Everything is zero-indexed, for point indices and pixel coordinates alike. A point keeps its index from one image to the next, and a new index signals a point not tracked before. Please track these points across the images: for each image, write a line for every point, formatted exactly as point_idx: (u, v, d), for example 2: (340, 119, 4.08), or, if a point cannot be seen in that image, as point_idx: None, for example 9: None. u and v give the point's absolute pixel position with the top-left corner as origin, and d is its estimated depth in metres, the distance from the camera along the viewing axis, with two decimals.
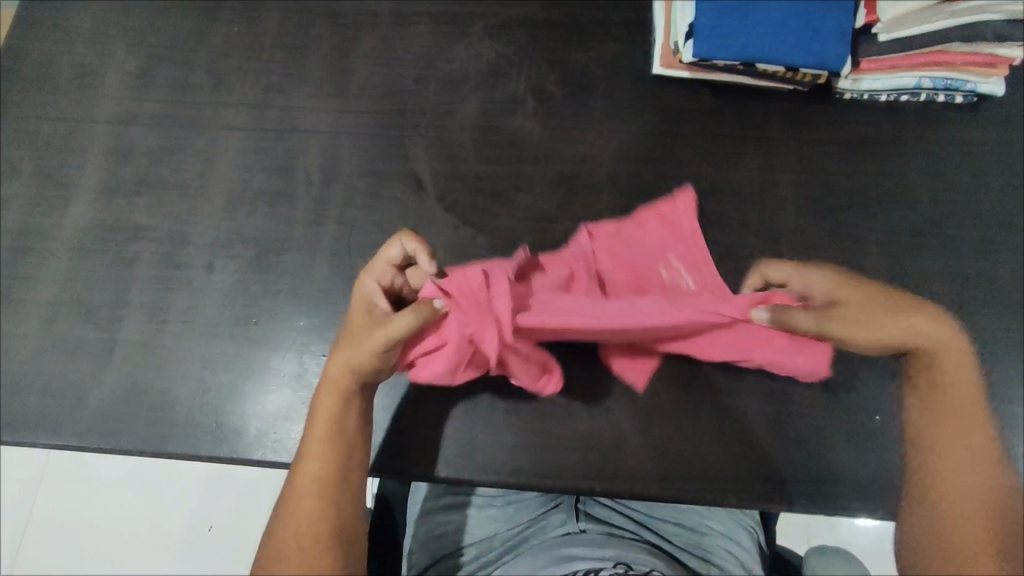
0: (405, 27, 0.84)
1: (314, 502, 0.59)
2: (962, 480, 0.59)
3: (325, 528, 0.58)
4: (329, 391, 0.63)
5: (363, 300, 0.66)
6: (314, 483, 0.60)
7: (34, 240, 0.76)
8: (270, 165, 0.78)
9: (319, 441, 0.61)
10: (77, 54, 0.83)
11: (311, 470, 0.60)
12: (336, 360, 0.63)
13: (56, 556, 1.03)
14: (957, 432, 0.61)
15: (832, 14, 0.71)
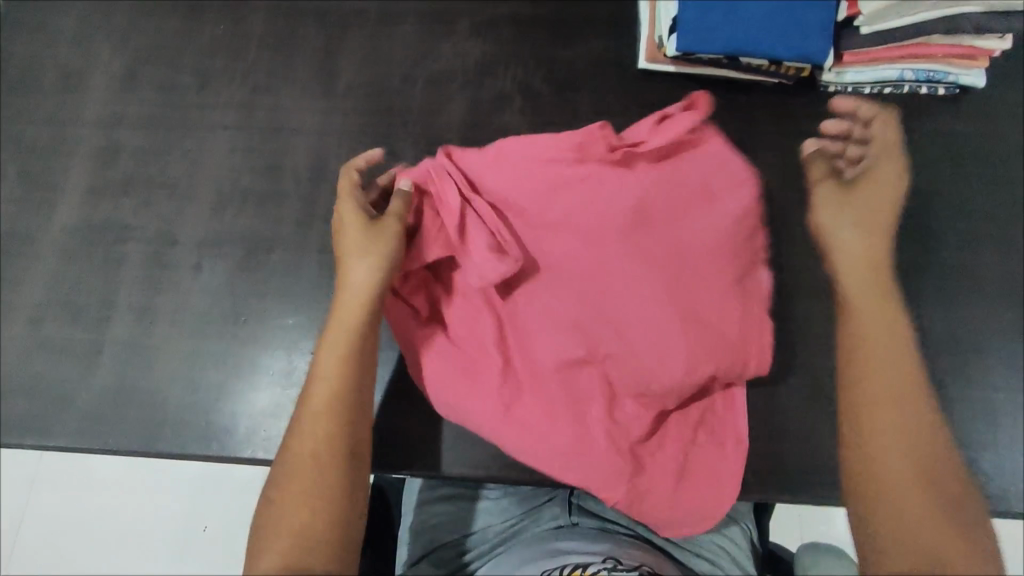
0: (391, 26, 0.84)
1: (331, 417, 0.57)
2: (891, 451, 0.54)
3: (340, 445, 0.56)
4: (349, 309, 0.62)
5: (358, 215, 0.64)
6: (330, 399, 0.58)
7: (19, 242, 0.76)
8: (258, 165, 0.78)
9: (335, 348, 0.60)
10: (61, 55, 0.83)
11: (326, 382, 0.59)
12: (350, 272, 0.63)
13: (49, 561, 1.03)
14: (887, 382, 0.57)
15: (815, 7, 0.72)
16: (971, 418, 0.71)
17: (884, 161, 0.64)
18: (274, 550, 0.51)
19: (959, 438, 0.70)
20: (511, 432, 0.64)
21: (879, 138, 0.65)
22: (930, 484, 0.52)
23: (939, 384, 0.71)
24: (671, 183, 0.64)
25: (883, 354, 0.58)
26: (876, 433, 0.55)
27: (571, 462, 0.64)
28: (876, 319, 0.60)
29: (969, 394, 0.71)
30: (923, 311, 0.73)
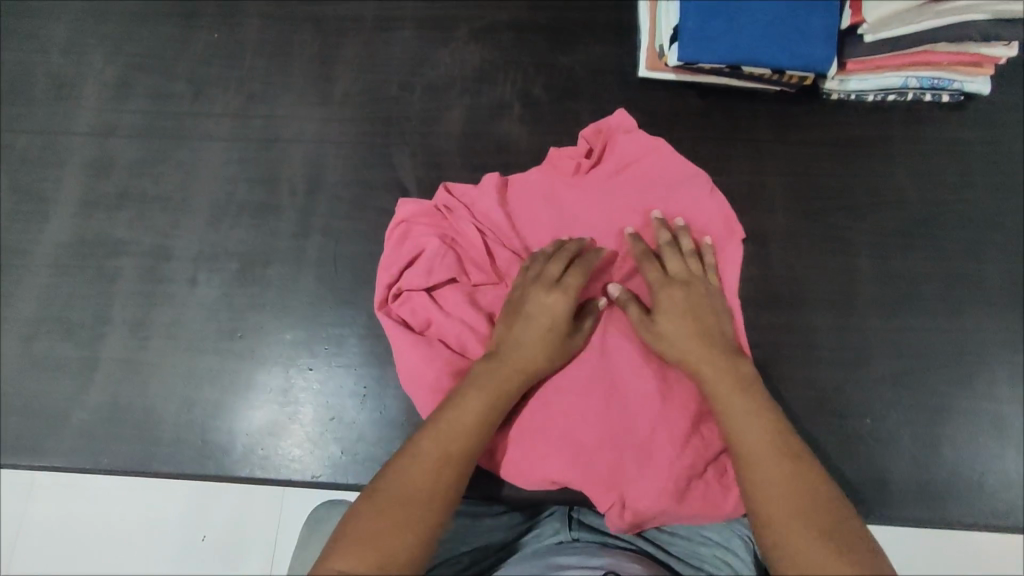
0: (388, 32, 0.82)
1: (448, 459, 0.54)
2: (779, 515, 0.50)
3: (444, 496, 0.53)
4: (505, 380, 0.60)
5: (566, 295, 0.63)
6: (452, 448, 0.55)
7: (12, 256, 0.75)
8: (254, 177, 0.77)
9: (478, 398, 0.58)
10: (52, 64, 0.81)
11: (456, 424, 0.56)
12: (539, 341, 0.62)
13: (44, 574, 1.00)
14: (744, 438, 0.55)
15: (817, 15, 0.71)
16: (978, 431, 0.70)
17: (669, 288, 0.63)
18: (344, 560, 0.48)
19: (966, 451, 0.69)
20: (519, 444, 0.66)
21: (655, 276, 0.65)
22: (821, 526, 0.49)
23: (945, 395, 0.71)
24: (652, 196, 0.71)
25: (745, 421, 0.56)
26: (761, 504, 0.52)
27: (580, 476, 0.65)
28: (720, 394, 0.58)
29: (976, 406, 0.70)
30: (928, 322, 0.73)
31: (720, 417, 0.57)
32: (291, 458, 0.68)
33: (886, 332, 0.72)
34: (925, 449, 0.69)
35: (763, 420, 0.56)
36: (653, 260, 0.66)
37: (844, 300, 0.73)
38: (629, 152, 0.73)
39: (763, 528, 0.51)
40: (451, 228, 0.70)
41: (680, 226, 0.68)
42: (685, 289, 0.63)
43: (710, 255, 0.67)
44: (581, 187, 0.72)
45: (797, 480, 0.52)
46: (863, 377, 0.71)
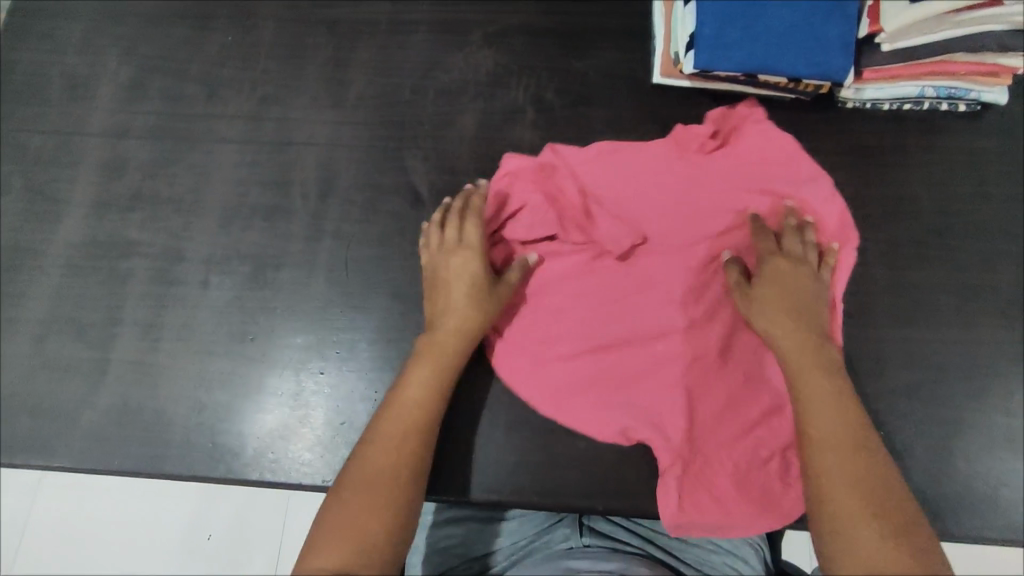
0: (402, 35, 0.82)
1: (404, 439, 0.60)
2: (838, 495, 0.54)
3: (407, 472, 0.59)
4: (445, 347, 0.65)
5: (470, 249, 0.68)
6: (406, 428, 0.61)
7: (24, 257, 0.75)
8: (267, 179, 0.77)
9: (420, 369, 0.64)
10: (67, 65, 0.82)
11: (406, 406, 0.62)
12: (456, 303, 0.66)
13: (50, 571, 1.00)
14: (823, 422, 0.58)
15: (834, 23, 0.70)
16: (993, 444, 0.69)
17: (779, 264, 0.66)
18: (326, 555, 0.53)
19: (981, 464, 0.69)
20: (592, 399, 0.67)
21: (767, 249, 0.67)
22: (882, 515, 0.53)
23: (960, 408, 0.70)
24: (749, 180, 0.72)
25: (824, 407, 0.59)
26: (828, 481, 0.55)
27: (650, 438, 0.66)
28: (809, 378, 0.61)
29: (990, 419, 0.70)
30: (943, 333, 0.72)
31: (800, 400, 0.60)
32: (302, 462, 0.67)
33: (900, 343, 0.72)
34: (939, 462, 0.68)
35: (842, 409, 0.59)
36: (770, 235, 0.68)
37: (858, 310, 0.73)
38: (748, 137, 0.73)
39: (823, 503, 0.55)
40: (555, 188, 0.73)
41: (807, 220, 0.69)
42: (794, 266, 0.66)
43: (833, 257, 0.68)
44: (688, 161, 0.73)
45: (864, 468, 0.55)
46: (877, 389, 0.70)
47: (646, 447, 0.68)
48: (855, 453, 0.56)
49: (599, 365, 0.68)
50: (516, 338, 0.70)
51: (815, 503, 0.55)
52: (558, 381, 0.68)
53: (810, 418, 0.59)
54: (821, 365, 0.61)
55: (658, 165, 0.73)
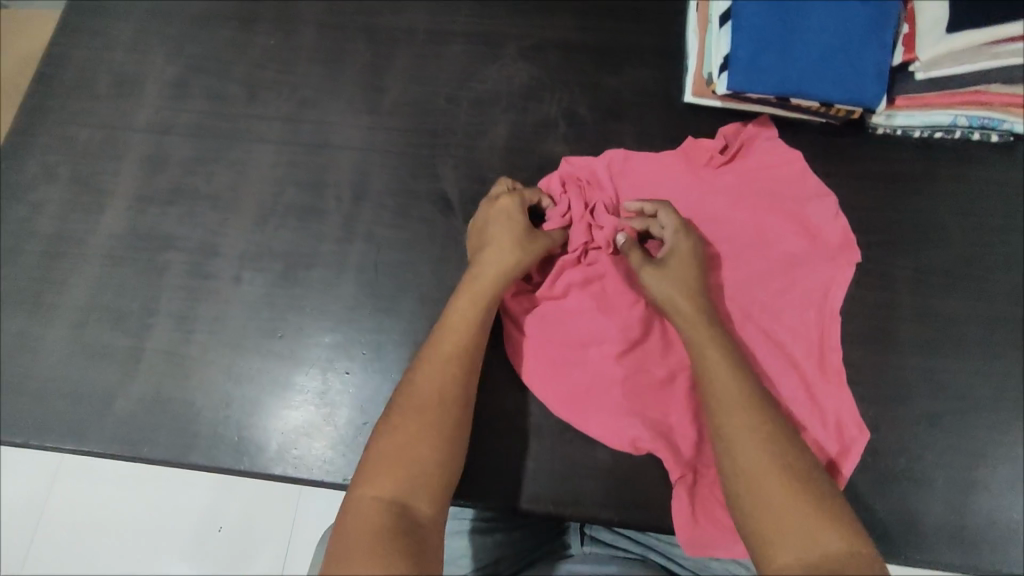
0: (439, 46, 0.84)
1: (448, 374, 0.61)
2: (746, 452, 0.55)
3: (453, 406, 0.59)
4: (483, 288, 0.66)
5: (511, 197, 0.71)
6: (451, 360, 0.62)
7: (66, 245, 0.77)
8: (302, 180, 0.79)
9: (465, 314, 0.65)
10: (116, 62, 0.85)
11: (451, 345, 0.63)
12: (498, 249, 0.68)
13: (66, 553, 1.02)
14: (727, 389, 0.59)
15: (870, 51, 0.71)
16: (1015, 478, 0.69)
17: (681, 243, 0.68)
18: (375, 487, 0.53)
19: (1002, 498, 0.68)
20: (605, 404, 0.68)
21: (670, 221, 0.69)
22: (792, 473, 0.53)
23: (982, 440, 0.70)
24: (758, 192, 0.75)
25: (723, 373, 0.60)
26: (743, 451, 0.55)
27: (662, 445, 0.66)
28: (709, 350, 0.62)
29: (1013, 452, 0.69)
30: (968, 363, 0.72)
31: (701, 373, 0.61)
32: (324, 458, 0.69)
33: (923, 371, 0.71)
34: (960, 493, 0.68)
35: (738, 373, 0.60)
36: (671, 215, 0.70)
37: (883, 335, 0.73)
38: (752, 157, 0.76)
39: (732, 463, 0.55)
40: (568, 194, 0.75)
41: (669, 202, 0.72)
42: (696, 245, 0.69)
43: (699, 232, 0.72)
44: (702, 173, 0.75)
45: (773, 434, 0.56)
46: (900, 417, 0.70)
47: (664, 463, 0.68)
48: (755, 411, 0.57)
49: (610, 366, 0.69)
50: (533, 344, 0.71)
51: (727, 463, 0.56)
52: (573, 385, 0.69)
53: (714, 391, 0.60)
54: (717, 338, 0.63)
55: (670, 179, 0.76)
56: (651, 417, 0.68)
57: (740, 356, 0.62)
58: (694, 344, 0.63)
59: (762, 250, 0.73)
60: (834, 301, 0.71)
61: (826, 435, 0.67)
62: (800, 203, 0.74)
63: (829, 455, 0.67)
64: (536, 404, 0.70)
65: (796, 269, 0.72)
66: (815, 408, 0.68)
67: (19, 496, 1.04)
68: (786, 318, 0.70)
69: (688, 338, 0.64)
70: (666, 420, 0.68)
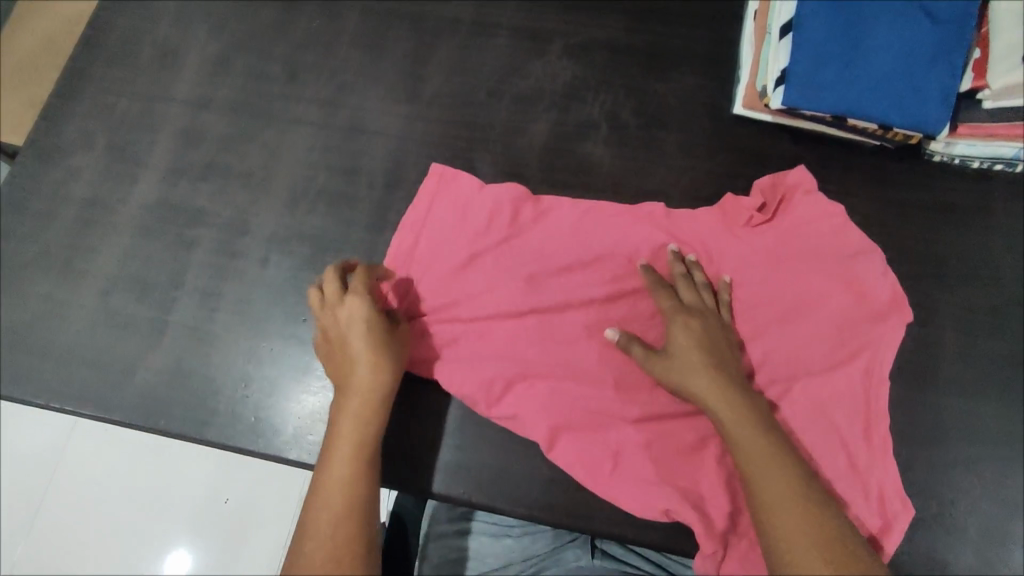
0: (483, 38, 0.82)
1: (337, 521, 0.56)
2: (798, 549, 0.53)
3: (354, 550, 0.55)
4: (360, 408, 0.61)
5: (363, 300, 0.64)
6: (334, 504, 0.57)
7: (99, 213, 0.77)
8: (335, 165, 0.78)
9: (344, 449, 0.59)
10: (160, 32, 0.84)
11: (332, 492, 0.57)
12: (358, 374, 0.62)
13: (77, 511, 1.03)
14: (764, 469, 0.57)
15: (937, 73, 0.67)
16: None
17: (685, 318, 0.65)
18: None
19: None
20: (633, 472, 0.65)
21: (669, 304, 0.66)
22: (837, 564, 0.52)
23: (1020, 489, 0.67)
24: (796, 253, 0.71)
25: (755, 452, 0.57)
26: (783, 536, 0.54)
27: (690, 510, 0.63)
28: (743, 428, 0.59)
29: None
30: (1010, 407, 0.69)
31: (734, 450, 0.59)
32: None
33: (963, 412, 0.69)
34: (993, 543, 0.65)
35: (775, 454, 0.57)
36: (665, 287, 0.68)
37: (923, 373, 0.70)
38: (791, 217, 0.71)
39: (777, 550, 0.54)
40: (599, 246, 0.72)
41: (693, 260, 0.70)
42: (705, 324, 0.65)
43: (726, 293, 0.69)
44: (738, 232, 0.71)
45: (816, 517, 0.54)
46: (933, 458, 0.67)
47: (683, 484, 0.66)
48: (797, 492, 0.55)
49: (633, 430, 0.66)
50: (552, 394, 0.67)
51: (773, 558, 0.54)
52: (599, 450, 0.66)
53: (751, 471, 0.57)
54: (750, 416, 0.59)
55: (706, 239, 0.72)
56: (678, 479, 0.65)
57: (778, 433, 0.59)
58: (722, 421, 0.60)
59: (803, 317, 0.69)
60: (880, 365, 0.67)
61: (869, 510, 0.64)
62: (846, 256, 0.70)
63: (872, 527, 0.64)
64: None
65: (840, 339, 0.68)
66: (855, 485, 0.64)
67: (34, 451, 1.06)
68: (827, 387, 0.67)
69: (717, 413, 0.60)
70: (692, 441, 0.66)
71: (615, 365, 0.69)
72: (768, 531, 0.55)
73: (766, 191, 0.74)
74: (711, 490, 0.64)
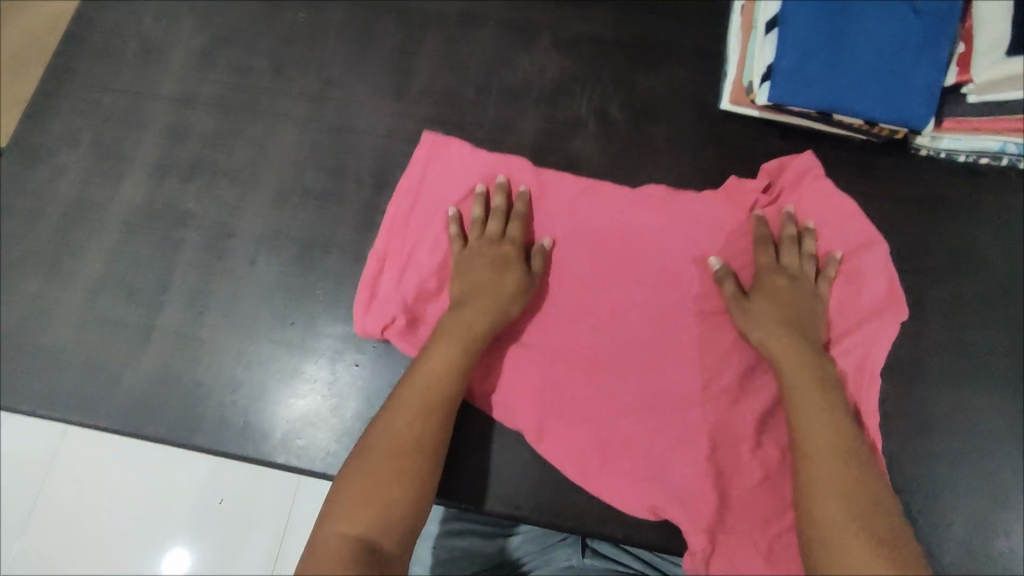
0: (471, 33, 0.82)
1: (424, 411, 0.60)
2: (830, 506, 0.55)
3: (426, 445, 0.59)
4: (473, 322, 0.65)
5: (513, 248, 0.69)
6: (426, 395, 0.61)
7: (84, 212, 0.77)
8: (323, 163, 0.78)
9: (453, 346, 0.64)
10: (144, 28, 0.83)
11: (424, 375, 0.62)
12: (483, 293, 0.66)
13: (72, 511, 1.03)
14: (813, 426, 0.59)
15: (922, 68, 0.67)
16: None
17: (774, 275, 0.67)
18: (346, 525, 0.54)
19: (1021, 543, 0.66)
20: (622, 468, 0.66)
21: (765, 260, 0.68)
22: (868, 525, 0.53)
23: (1003, 480, 0.68)
24: None
25: (814, 416, 0.60)
26: (818, 491, 0.56)
27: (676, 505, 0.64)
28: (807, 387, 0.61)
29: None
30: (995, 399, 0.70)
31: (792, 406, 0.61)
32: (328, 450, 0.68)
33: (949, 405, 0.69)
34: (978, 535, 0.66)
35: (834, 420, 0.59)
36: (770, 247, 0.69)
37: (910, 367, 0.70)
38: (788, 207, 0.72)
39: (810, 508, 0.56)
40: (598, 233, 0.73)
41: (809, 226, 0.70)
42: (793, 285, 0.67)
43: (832, 268, 0.69)
44: (728, 223, 0.72)
45: (857, 481, 0.56)
46: (920, 450, 0.68)
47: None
48: (847, 460, 0.57)
49: (625, 424, 0.68)
50: (545, 383, 0.69)
51: (803, 516, 0.56)
52: (590, 443, 0.67)
53: (804, 426, 0.60)
54: (819, 374, 0.62)
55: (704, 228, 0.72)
56: (667, 475, 0.66)
57: (841, 401, 0.61)
58: (784, 377, 0.62)
59: None
60: (872, 362, 0.67)
61: None
62: (839, 251, 0.70)
63: None
64: None
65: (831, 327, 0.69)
66: None
67: (29, 451, 1.05)
68: None
69: (781, 365, 0.63)
70: (682, 439, 0.67)
71: (611, 353, 0.70)
72: (807, 489, 0.57)
73: (772, 173, 0.74)
74: (701, 486, 0.65)
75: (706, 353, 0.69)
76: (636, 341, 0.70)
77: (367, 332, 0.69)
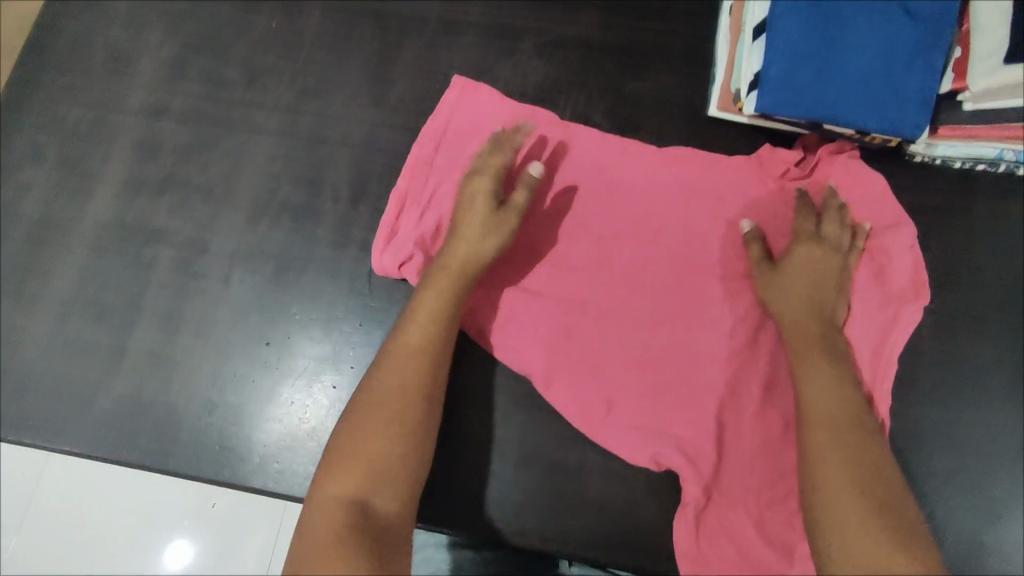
0: (451, 37, 0.79)
1: (416, 360, 0.59)
2: (834, 474, 0.55)
3: (416, 400, 0.58)
4: (455, 268, 0.64)
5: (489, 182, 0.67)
6: (419, 345, 0.61)
7: (52, 232, 0.74)
8: (298, 176, 0.75)
9: (437, 295, 0.63)
10: (112, 36, 0.80)
11: (420, 316, 0.62)
12: (462, 238, 0.65)
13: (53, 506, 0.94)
14: (822, 394, 0.59)
15: (915, 76, 0.64)
16: None
17: (811, 243, 0.66)
18: (341, 484, 0.53)
19: (1013, 564, 0.65)
20: (627, 419, 0.66)
21: (805, 228, 0.67)
22: (872, 494, 0.53)
23: (996, 500, 0.66)
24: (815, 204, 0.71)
25: (823, 388, 0.60)
26: (824, 460, 0.56)
27: (684, 465, 0.64)
28: (814, 354, 0.62)
29: None
30: (988, 415, 0.68)
31: (798, 374, 0.62)
32: (307, 475, 0.67)
33: (941, 422, 0.68)
34: (969, 556, 0.65)
35: (843, 389, 0.60)
36: (811, 215, 0.67)
37: (903, 383, 0.68)
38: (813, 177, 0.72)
39: (813, 478, 0.56)
40: (619, 188, 0.73)
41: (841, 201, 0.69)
42: (828, 256, 0.65)
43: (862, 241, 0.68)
44: (755, 184, 0.72)
45: (866, 450, 0.56)
46: (912, 470, 0.66)
47: (662, 504, 0.66)
48: (856, 430, 0.57)
49: (635, 384, 0.67)
50: (560, 333, 0.69)
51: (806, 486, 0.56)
52: (596, 396, 0.67)
53: (811, 395, 0.60)
54: (828, 341, 0.63)
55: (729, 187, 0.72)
56: (679, 434, 0.66)
57: (851, 372, 0.62)
58: (794, 344, 0.63)
59: None
60: (891, 345, 0.67)
61: None
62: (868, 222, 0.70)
63: None
64: (528, 432, 0.68)
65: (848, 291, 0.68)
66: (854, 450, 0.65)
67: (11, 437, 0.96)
68: None
69: (789, 333, 0.64)
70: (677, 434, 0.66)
71: (630, 307, 0.69)
72: (815, 455, 0.56)
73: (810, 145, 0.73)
74: (688, 509, 0.63)
75: (692, 371, 0.68)
76: (656, 296, 0.70)
77: (384, 270, 0.70)
